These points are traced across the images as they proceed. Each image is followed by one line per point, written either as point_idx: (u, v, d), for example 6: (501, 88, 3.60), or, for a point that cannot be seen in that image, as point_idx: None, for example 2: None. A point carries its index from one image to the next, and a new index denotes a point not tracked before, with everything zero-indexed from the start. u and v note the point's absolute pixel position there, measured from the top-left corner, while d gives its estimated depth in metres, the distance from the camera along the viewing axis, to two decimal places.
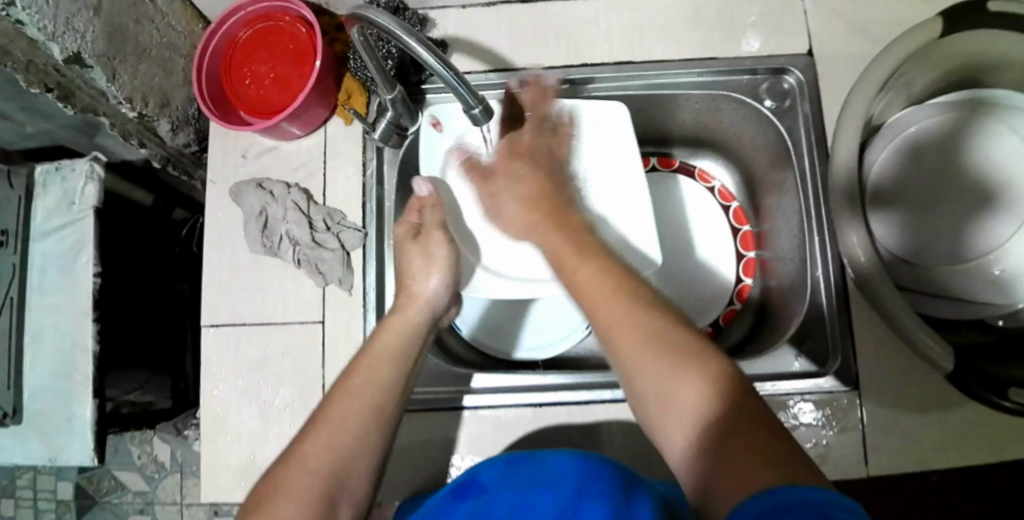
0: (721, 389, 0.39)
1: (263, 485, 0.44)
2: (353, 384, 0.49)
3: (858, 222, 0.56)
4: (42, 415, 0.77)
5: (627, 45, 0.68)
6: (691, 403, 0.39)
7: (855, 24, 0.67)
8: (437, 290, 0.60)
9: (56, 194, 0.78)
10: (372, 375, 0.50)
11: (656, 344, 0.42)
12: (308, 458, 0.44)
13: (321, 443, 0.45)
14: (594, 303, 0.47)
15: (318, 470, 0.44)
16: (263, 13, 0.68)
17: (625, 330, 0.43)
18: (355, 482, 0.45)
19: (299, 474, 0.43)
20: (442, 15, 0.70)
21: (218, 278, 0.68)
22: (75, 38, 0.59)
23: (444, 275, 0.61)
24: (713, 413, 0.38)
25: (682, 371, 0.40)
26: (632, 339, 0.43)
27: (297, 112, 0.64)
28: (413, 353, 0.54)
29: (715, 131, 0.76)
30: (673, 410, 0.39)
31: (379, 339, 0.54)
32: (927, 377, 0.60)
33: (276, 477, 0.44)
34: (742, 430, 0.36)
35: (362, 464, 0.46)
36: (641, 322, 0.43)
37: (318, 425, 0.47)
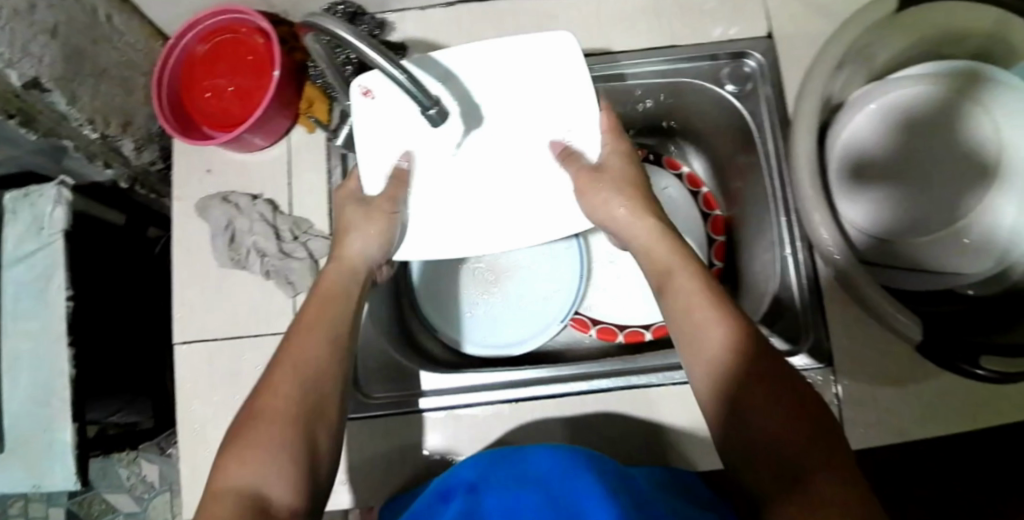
0: (747, 339, 0.44)
1: (240, 418, 0.44)
2: (309, 321, 0.49)
3: (821, 200, 0.55)
4: (23, 442, 0.76)
5: (587, 37, 0.68)
6: (718, 339, 0.44)
7: (813, 3, 0.66)
8: (371, 253, 0.55)
9: (25, 220, 0.77)
10: (327, 312, 0.50)
11: (709, 308, 0.46)
12: (278, 387, 0.45)
13: (289, 376, 0.45)
14: (659, 270, 0.51)
15: (287, 399, 0.44)
16: (221, 27, 0.68)
17: (683, 281, 0.48)
18: (327, 412, 0.46)
19: (272, 403, 0.44)
20: (400, 18, 0.70)
21: (187, 293, 0.67)
22: (32, 63, 0.59)
23: (381, 239, 0.55)
24: (737, 351, 0.43)
25: (725, 316, 0.45)
26: (698, 308, 0.46)
27: (259, 122, 0.64)
28: (356, 294, 0.53)
29: (681, 119, 0.75)
30: (715, 362, 0.43)
31: (323, 281, 0.53)
32: (904, 351, 0.59)
33: (254, 409, 0.44)
34: (767, 372, 0.42)
35: (334, 393, 0.46)
36: (695, 276, 0.48)
37: (283, 360, 0.47)
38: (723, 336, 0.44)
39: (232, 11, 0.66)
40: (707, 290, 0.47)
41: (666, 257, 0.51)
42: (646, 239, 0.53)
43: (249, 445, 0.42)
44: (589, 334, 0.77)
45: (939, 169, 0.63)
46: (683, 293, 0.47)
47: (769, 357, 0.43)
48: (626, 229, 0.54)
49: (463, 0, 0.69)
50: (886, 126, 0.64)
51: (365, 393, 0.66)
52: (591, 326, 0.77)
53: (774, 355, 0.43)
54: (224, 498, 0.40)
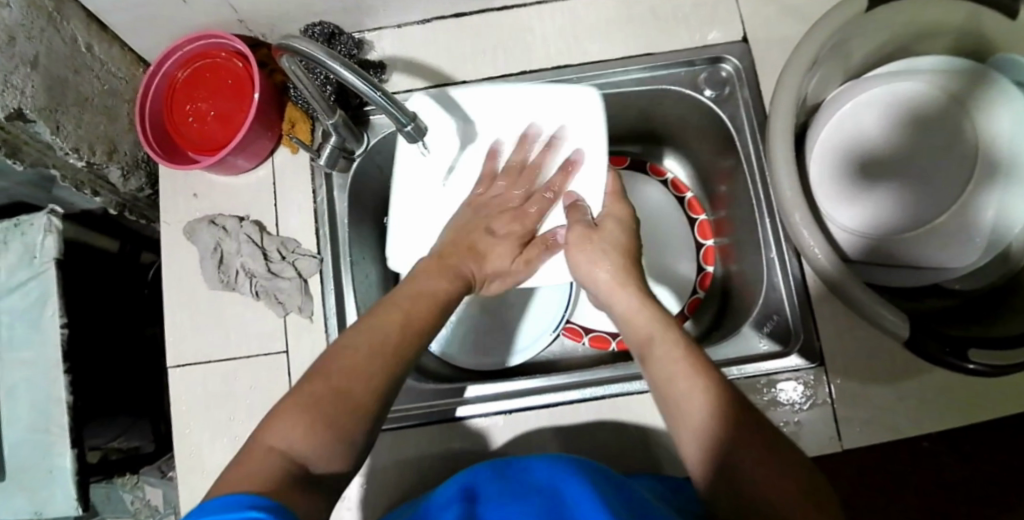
0: (729, 413, 0.43)
1: (321, 366, 0.43)
2: (410, 303, 0.49)
3: (800, 201, 0.56)
4: (22, 471, 0.77)
5: (564, 48, 0.69)
6: (701, 414, 0.43)
7: (786, 6, 0.67)
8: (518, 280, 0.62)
9: (16, 249, 0.78)
10: (422, 300, 0.50)
11: (689, 375, 0.45)
12: (370, 346, 0.44)
13: (381, 341, 0.45)
14: (639, 335, 0.50)
15: (354, 366, 0.42)
16: (200, 52, 0.68)
17: (664, 352, 0.47)
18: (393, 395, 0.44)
19: (362, 359, 0.43)
20: (379, 36, 0.70)
21: (179, 316, 0.68)
22: (15, 95, 0.60)
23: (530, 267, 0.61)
24: (721, 424, 0.42)
25: (708, 387, 0.44)
26: (680, 375, 0.45)
27: (242, 144, 0.65)
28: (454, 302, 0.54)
29: (663, 125, 0.76)
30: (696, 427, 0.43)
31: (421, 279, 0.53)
32: (890, 347, 0.60)
33: (342, 357, 0.43)
34: (754, 446, 0.41)
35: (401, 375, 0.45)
36: (677, 346, 0.47)
37: (377, 324, 0.46)
38: (706, 410, 0.43)
39: (210, 37, 0.67)
40: (688, 362, 0.46)
41: (647, 328, 0.50)
42: (625, 307, 0.53)
43: (329, 396, 0.40)
44: (583, 341, 0.79)
45: (916, 169, 0.63)
46: (665, 368, 0.46)
47: (756, 430, 0.42)
48: (610, 299, 0.55)
49: (440, 16, 0.70)
50: (863, 127, 0.65)
51: None
52: (583, 333, 0.79)
53: (760, 428, 0.42)
54: (264, 452, 0.38)
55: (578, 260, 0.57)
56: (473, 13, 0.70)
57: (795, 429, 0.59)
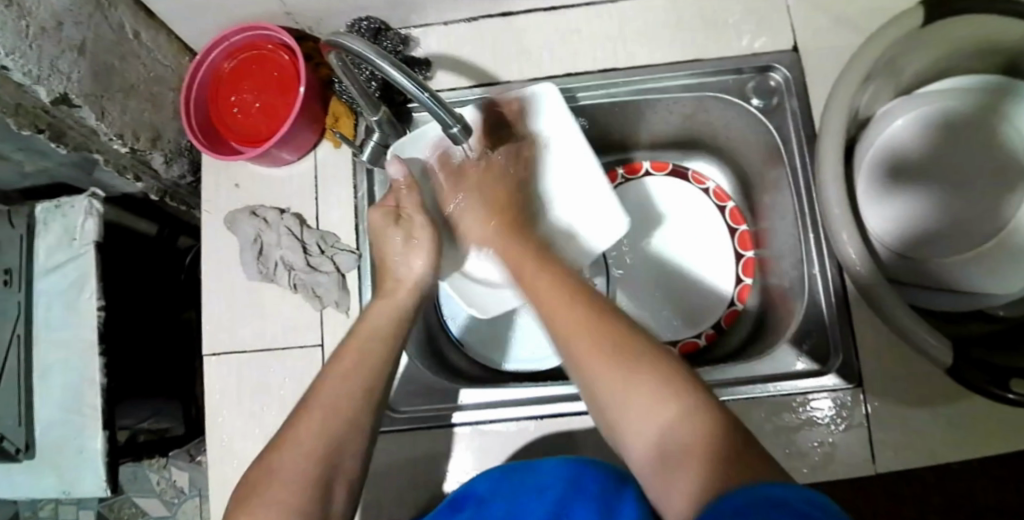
0: (693, 419, 0.38)
1: (254, 472, 0.44)
2: (344, 366, 0.48)
3: (847, 218, 0.55)
4: (54, 449, 0.78)
5: (611, 52, 0.68)
6: (672, 438, 0.38)
7: (840, 16, 0.66)
8: (424, 274, 0.58)
9: (57, 231, 0.79)
10: (362, 356, 0.49)
11: (616, 365, 0.42)
12: (300, 441, 0.44)
13: (310, 431, 0.44)
14: (550, 307, 0.48)
15: (310, 453, 0.43)
16: (246, 43, 0.68)
17: (596, 366, 0.43)
18: (347, 464, 0.45)
19: (294, 458, 0.43)
20: (425, 33, 0.70)
21: (217, 306, 0.68)
22: (61, 80, 0.60)
23: (428, 259, 0.58)
24: (696, 449, 0.37)
25: (664, 401, 0.39)
26: (599, 351, 0.43)
27: (286, 138, 0.65)
28: (402, 336, 0.52)
29: (706, 131, 0.75)
30: (638, 422, 0.40)
31: (366, 321, 0.52)
32: (930, 370, 0.59)
33: (270, 463, 0.44)
34: (724, 453, 0.36)
35: (351, 452, 0.45)
36: (608, 348, 0.43)
37: (310, 408, 0.46)
38: (675, 434, 0.38)
39: (258, 29, 0.67)
40: (617, 368, 0.42)
41: (572, 332, 0.45)
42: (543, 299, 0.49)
43: (260, 507, 0.41)
44: None
45: (966, 193, 0.63)
46: (601, 378, 0.42)
47: (711, 435, 0.37)
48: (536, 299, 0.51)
49: (487, 15, 0.69)
50: (911, 143, 0.64)
51: (390, 407, 0.67)
52: None
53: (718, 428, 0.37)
54: None
55: (473, 225, 0.64)
56: (521, 13, 0.70)
57: (829, 450, 0.58)
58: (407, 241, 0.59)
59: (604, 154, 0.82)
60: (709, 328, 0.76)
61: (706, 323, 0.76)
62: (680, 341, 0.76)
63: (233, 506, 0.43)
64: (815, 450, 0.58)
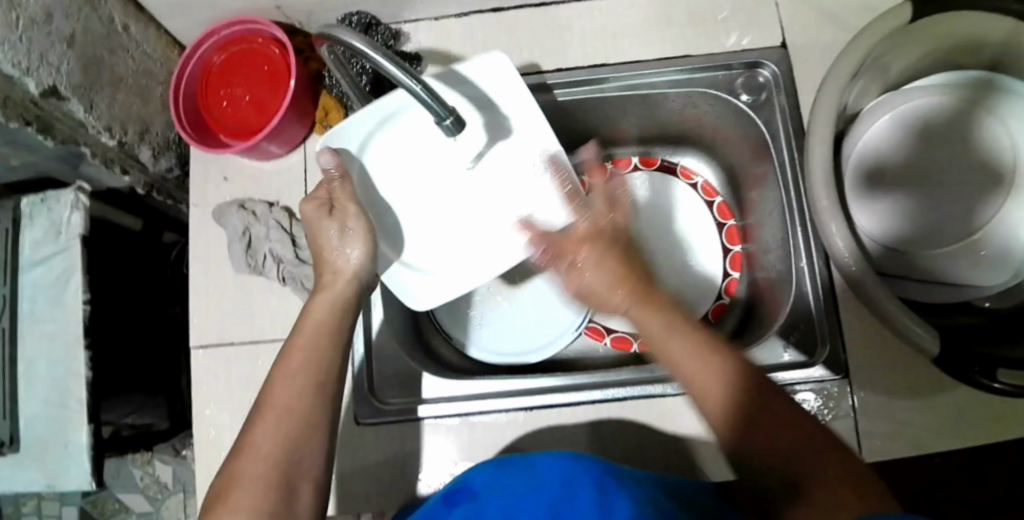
0: (775, 405, 0.44)
1: (219, 481, 0.45)
2: (289, 368, 0.48)
3: (836, 213, 0.55)
4: (38, 445, 0.77)
5: (601, 47, 0.68)
6: (725, 402, 0.45)
7: (827, 13, 0.66)
8: (360, 263, 0.55)
9: (43, 224, 0.78)
10: (306, 356, 0.49)
11: (712, 366, 0.46)
12: (256, 447, 0.45)
13: (266, 435, 0.45)
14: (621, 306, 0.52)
15: (264, 454, 0.45)
16: (235, 36, 0.68)
17: (664, 347, 0.49)
18: (310, 463, 0.46)
19: (253, 462, 0.44)
20: (415, 28, 0.70)
21: (205, 299, 0.68)
22: (50, 71, 0.60)
23: (364, 247, 0.56)
24: (744, 405, 0.44)
25: (722, 367, 0.46)
26: (691, 356, 0.47)
27: (275, 130, 0.65)
28: (346, 330, 0.52)
29: (695, 127, 0.76)
30: (728, 418, 0.45)
31: (308, 317, 0.52)
32: (916, 362, 0.59)
33: (233, 471, 0.45)
34: (801, 439, 0.42)
35: (310, 454, 0.46)
36: (690, 339, 0.48)
37: (263, 414, 0.47)
38: (726, 396, 0.45)
39: (247, 21, 0.67)
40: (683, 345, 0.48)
41: (638, 315, 0.51)
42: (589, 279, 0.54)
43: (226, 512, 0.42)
44: (604, 342, 0.79)
45: (948, 187, 0.64)
46: (672, 359, 0.48)
47: (765, 398, 0.44)
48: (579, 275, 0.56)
49: (478, 10, 0.70)
50: (892, 140, 0.65)
51: (378, 400, 0.66)
52: (605, 333, 0.79)
53: (768, 392, 0.45)
54: None
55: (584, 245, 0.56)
56: (512, 9, 0.70)
57: None
58: (342, 232, 0.56)
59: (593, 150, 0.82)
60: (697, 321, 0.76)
61: (695, 316, 0.76)
62: None
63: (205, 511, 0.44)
64: None
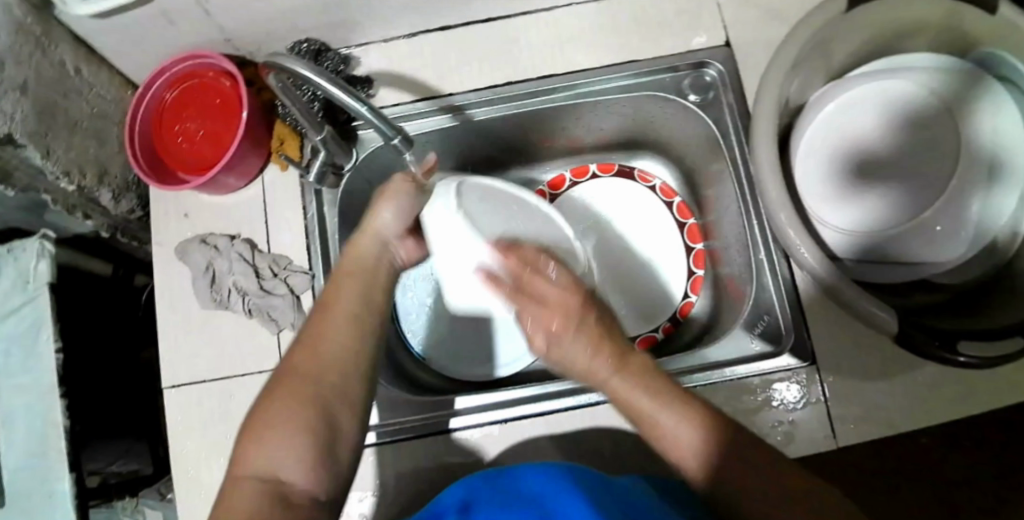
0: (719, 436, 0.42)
1: (256, 405, 0.43)
2: (334, 300, 0.49)
3: (787, 202, 0.56)
4: (19, 498, 0.76)
5: (548, 58, 0.69)
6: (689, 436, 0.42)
7: (766, 8, 0.68)
8: (401, 222, 0.55)
9: (11, 276, 0.78)
10: (352, 292, 0.49)
11: (658, 411, 0.43)
12: (299, 374, 0.43)
13: (310, 357, 0.44)
14: (589, 370, 0.45)
15: (308, 376, 0.43)
16: (186, 72, 0.69)
17: (642, 417, 0.44)
18: (355, 388, 0.45)
19: (296, 383, 0.43)
20: (364, 52, 0.71)
21: (173, 338, 0.68)
22: (5, 119, 0.60)
23: (409, 208, 0.56)
24: (709, 456, 0.42)
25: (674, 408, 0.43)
26: (639, 399, 0.44)
27: (232, 162, 0.65)
28: (385, 271, 0.53)
29: (651, 131, 0.77)
30: (675, 452, 0.43)
31: (350, 256, 0.53)
32: (881, 344, 0.60)
33: (273, 393, 0.43)
34: (745, 458, 0.41)
35: (351, 380, 0.44)
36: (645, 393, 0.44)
37: (309, 340, 0.46)
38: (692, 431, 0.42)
39: (196, 57, 0.67)
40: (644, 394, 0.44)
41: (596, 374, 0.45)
42: (575, 357, 0.45)
43: (268, 425, 0.40)
44: None
45: (904, 167, 0.64)
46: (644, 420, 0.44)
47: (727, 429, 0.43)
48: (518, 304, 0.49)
49: (424, 30, 0.71)
50: (844, 126, 0.66)
51: None
52: None
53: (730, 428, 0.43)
54: (244, 482, 0.38)
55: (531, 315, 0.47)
56: (458, 27, 0.71)
57: (790, 429, 0.59)
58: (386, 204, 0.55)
59: (551, 160, 0.83)
60: (665, 321, 0.76)
61: (662, 317, 0.76)
62: (636, 338, 0.75)
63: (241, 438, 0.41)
64: (775, 431, 0.59)
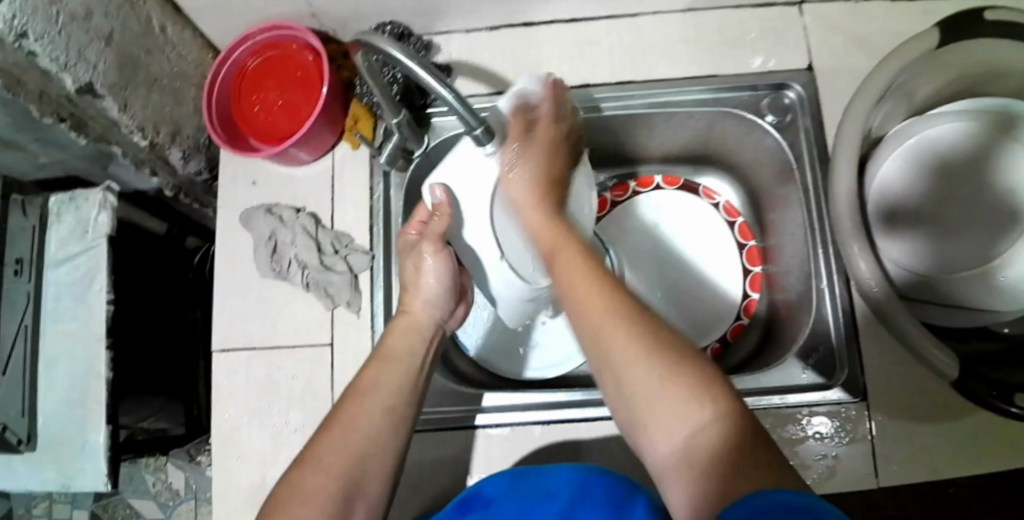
0: (734, 426, 0.37)
1: (278, 489, 0.46)
2: (365, 384, 0.52)
3: (860, 234, 0.55)
4: (56, 442, 0.77)
5: (628, 65, 0.69)
6: (708, 437, 0.37)
7: (854, 38, 0.67)
8: (433, 300, 0.60)
9: (70, 223, 0.79)
10: (384, 376, 0.53)
11: (658, 360, 0.41)
12: (320, 460, 0.47)
13: (332, 448, 0.47)
14: (586, 301, 0.46)
15: (332, 474, 0.46)
16: (270, 42, 0.69)
17: (626, 354, 0.42)
18: (373, 481, 0.48)
19: (314, 475, 0.46)
20: (446, 41, 0.72)
21: (229, 302, 0.69)
22: (87, 68, 0.61)
23: (441, 282, 0.60)
24: (721, 445, 0.36)
25: (692, 397, 0.39)
26: (628, 343, 0.42)
27: (306, 136, 0.66)
28: (420, 354, 0.57)
29: (720, 149, 0.77)
30: (669, 424, 0.39)
31: (387, 342, 0.56)
32: (936, 387, 0.60)
33: (294, 480, 0.46)
34: (752, 449, 0.36)
35: (380, 470, 0.48)
36: (639, 338, 0.42)
37: (334, 425, 0.49)
38: (713, 431, 0.37)
39: (283, 28, 0.68)
40: (653, 373, 0.41)
41: (590, 296, 0.46)
42: (579, 288, 0.47)
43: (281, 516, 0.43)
44: None
45: (959, 217, 0.65)
46: (631, 375, 0.41)
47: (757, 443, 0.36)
48: (556, 262, 0.51)
49: (508, 25, 0.71)
50: (912, 170, 0.66)
51: None
52: None
53: (758, 440, 0.36)
54: None
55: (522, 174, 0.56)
56: (542, 25, 0.71)
57: (832, 463, 0.59)
58: (418, 268, 0.60)
59: (615, 167, 0.83)
60: (715, 341, 0.76)
61: (713, 336, 0.77)
62: None
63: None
64: (817, 463, 0.59)
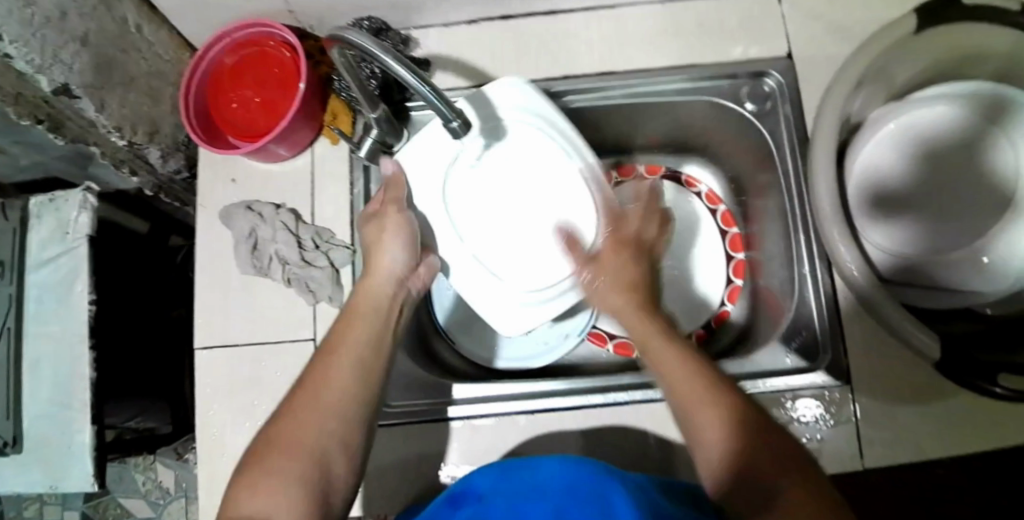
0: (745, 429, 0.44)
1: (255, 448, 0.46)
2: (338, 345, 0.52)
3: (841, 219, 0.55)
4: (41, 445, 0.77)
5: (607, 55, 0.69)
6: (732, 447, 0.44)
7: (832, 25, 0.67)
8: (394, 257, 0.58)
9: (51, 224, 0.79)
10: (356, 335, 0.53)
11: (695, 387, 0.47)
12: (297, 417, 0.47)
13: (309, 403, 0.47)
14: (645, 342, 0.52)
15: (309, 427, 0.46)
16: (247, 39, 0.69)
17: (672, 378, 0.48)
18: (351, 435, 0.47)
19: (294, 431, 0.46)
20: (424, 34, 0.71)
21: (210, 299, 0.68)
22: (62, 70, 0.60)
23: (401, 242, 0.58)
24: (739, 445, 0.44)
25: (717, 412, 0.45)
26: (676, 373, 0.48)
27: (284, 133, 0.65)
28: (391, 314, 0.56)
29: (702, 138, 0.77)
30: (700, 436, 0.45)
31: (359, 301, 0.56)
32: (918, 370, 0.60)
33: (271, 436, 0.46)
34: (771, 453, 0.43)
35: (356, 425, 0.48)
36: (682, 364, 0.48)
37: (307, 386, 0.49)
38: (727, 437, 0.44)
39: (260, 26, 0.67)
40: (692, 398, 0.46)
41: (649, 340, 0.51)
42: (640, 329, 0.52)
43: (260, 473, 0.43)
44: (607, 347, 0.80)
45: (941, 204, 0.65)
46: (676, 393, 0.47)
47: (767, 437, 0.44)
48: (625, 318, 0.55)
49: (486, 17, 0.71)
50: (894, 157, 0.66)
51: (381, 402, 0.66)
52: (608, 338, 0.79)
53: (767, 433, 0.45)
54: None
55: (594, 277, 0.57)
56: (520, 17, 0.71)
57: (818, 446, 0.58)
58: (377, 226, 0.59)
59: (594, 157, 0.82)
60: (699, 328, 0.76)
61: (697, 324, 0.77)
62: None
63: (236, 483, 0.44)
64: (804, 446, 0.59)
